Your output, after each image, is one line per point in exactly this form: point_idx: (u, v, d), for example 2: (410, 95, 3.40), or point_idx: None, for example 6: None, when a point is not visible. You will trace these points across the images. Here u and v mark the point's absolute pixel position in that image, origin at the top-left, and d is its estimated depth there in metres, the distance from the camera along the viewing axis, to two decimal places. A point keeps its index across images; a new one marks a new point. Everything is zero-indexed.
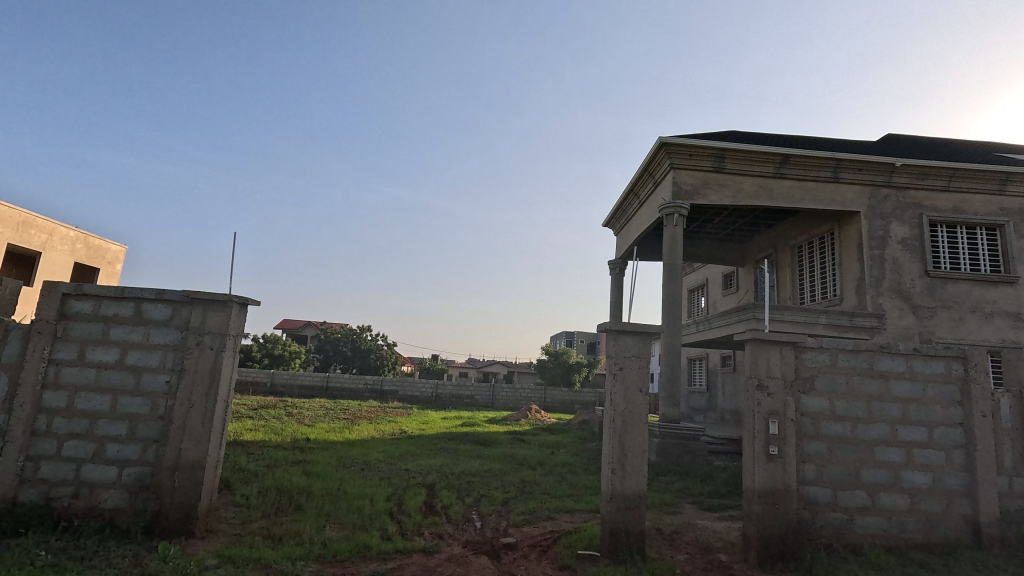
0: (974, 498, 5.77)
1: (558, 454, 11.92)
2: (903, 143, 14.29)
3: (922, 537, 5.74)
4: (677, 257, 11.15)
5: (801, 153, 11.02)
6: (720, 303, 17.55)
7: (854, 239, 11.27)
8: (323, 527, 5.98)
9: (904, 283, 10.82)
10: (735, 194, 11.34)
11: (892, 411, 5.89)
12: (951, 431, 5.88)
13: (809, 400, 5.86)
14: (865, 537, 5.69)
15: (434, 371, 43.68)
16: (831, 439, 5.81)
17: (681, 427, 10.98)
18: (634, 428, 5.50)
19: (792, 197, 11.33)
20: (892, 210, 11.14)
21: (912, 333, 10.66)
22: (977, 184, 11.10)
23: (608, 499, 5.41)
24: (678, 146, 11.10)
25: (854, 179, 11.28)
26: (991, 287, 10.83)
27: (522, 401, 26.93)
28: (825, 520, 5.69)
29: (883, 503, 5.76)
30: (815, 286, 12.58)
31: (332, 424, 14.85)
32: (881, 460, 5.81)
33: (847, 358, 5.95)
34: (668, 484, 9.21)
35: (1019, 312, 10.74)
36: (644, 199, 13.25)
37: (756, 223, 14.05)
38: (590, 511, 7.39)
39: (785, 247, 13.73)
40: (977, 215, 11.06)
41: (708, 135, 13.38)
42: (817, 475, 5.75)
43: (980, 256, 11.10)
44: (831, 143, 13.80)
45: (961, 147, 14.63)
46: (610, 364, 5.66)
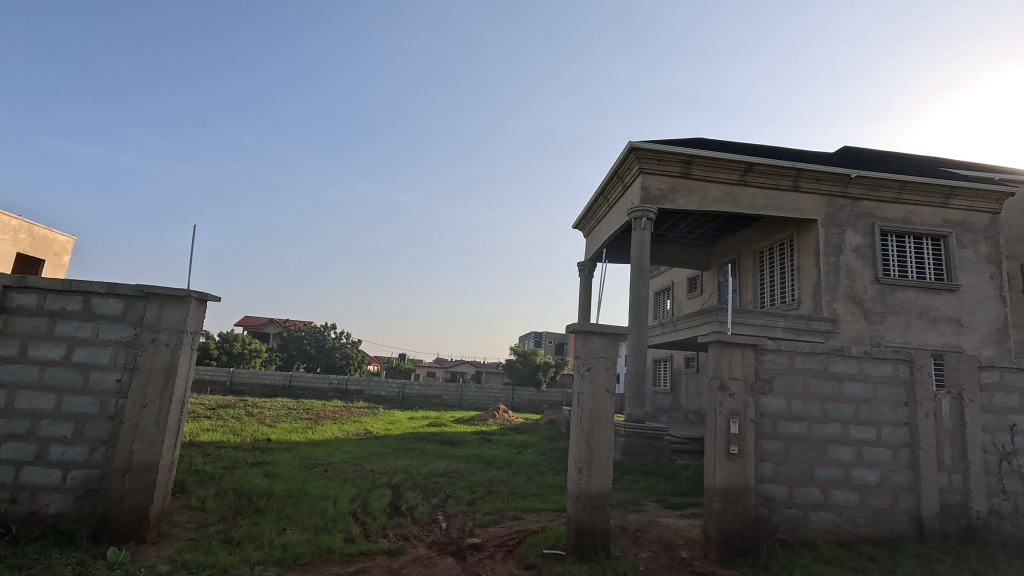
0: (918, 494, 6.09)
1: (526, 454, 11.95)
2: (859, 156, 14.97)
3: (870, 531, 6.01)
4: (644, 262, 11.38)
5: (764, 162, 11.42)
6: (685, 306, 18.00)
7: (812, 246, 11.73)
8: (284, 530, 5.83)
9: (857, 289, 11.34)
10: (701, 200, 11.65)
11: (844, 411, 6.16)
12: (898, 430, 6.19)
13: (768, 401, 6.07)
14: (818, 533, 5.92)
15: (401, 371, 43.28)
16: (788, 439, 6.03)
17: (645, 427, 11.18)
18: (601, 427, 5.58)
19: (755, 204, 11.70)
20: (847, 220, 11.64)
21: (863, 336, 11.16)
22: (924, 197, 11.73)
23: (574, 498, 5.46)
24: (647, 151, 11.31)
25: (812, 188, 11.72)
26: (936, 294, 11.45)
27: (489, 401, 26.90)
28: (781, 516, 5.90)
29: (836, 500, 6.01)
30: (775, 291, 13.03)
31: (293, 424, 14.48)
32: (834, 458, 6.07)
33: (804, 360, 6.18)
34: (632, 483, 9.38)
35: (961, 319, 11.39)
36: (613, 203, 13.49)
37: (720, 229, 14.45)
38: (556, 510, 7.45)
39: (747, 252, 14.18)
40: (924, 226, 11.69)
41: (676, 142, 13.70)
42: (775, 473, 5.96)
43: (926, 265, 11.72)
44: (791, 153, 14.32)
45: (911, 161, 15.41)
46: (579, 365, 5.72)
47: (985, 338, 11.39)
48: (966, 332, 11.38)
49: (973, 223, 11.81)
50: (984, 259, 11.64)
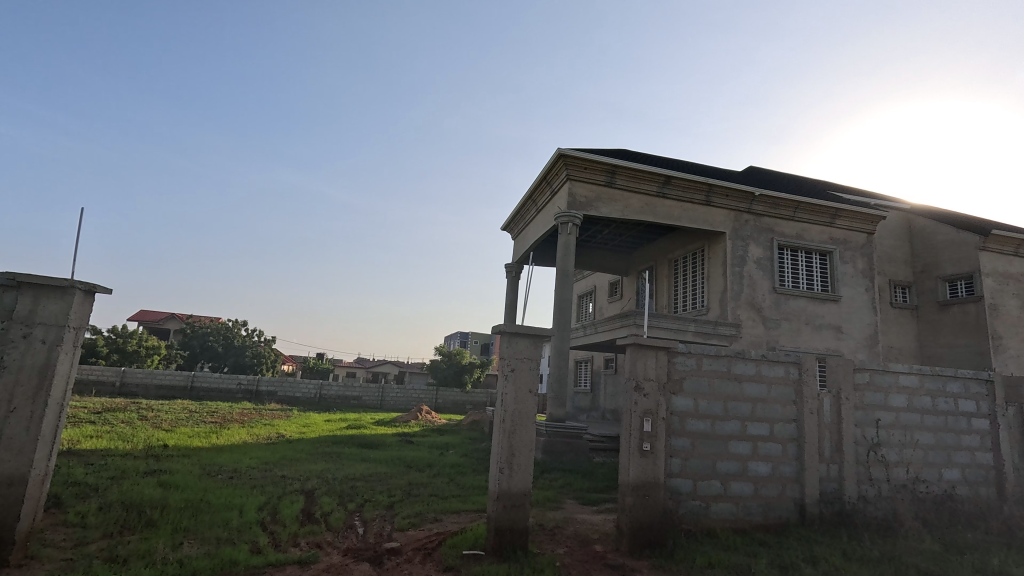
0: (802, 483, 6.77)
1: (448, 455, 11.86)
2: (762, 176, 16.39)
3: (761, 518, 6.60)
4: (569, 266, 11.73)
5: (681, 176, 12.19)
6: (605, 310, 18.75)
7: (720, 257, 12.67)
8: (180, 545, 5.37)
9: (757, 297, 12.40)
10: (623, 209, 12.20)
11: (743, 409, 6.72)
12: (787, 426, 6.85)
13: (678, 400, 6.49)
14: (717, 522, 6.41)
15: (319, 371, 41.35)
16: (694, 435, 6.48)
17: (565, 426, 11.51)
18: (523, 427, 5.67)
19: (671, 215, 12.45)
20: (750, 234, 12.71)
21: (761, 341, 12.23)
22: (814, 216, 13.07)
23: (494, 498, 5.51)
24: (575, 159, 11.68)
25: (721, 203, 12.66)
26: (822, 304, 12.80)
27: (412, 402, 26.41)
28: (686, 507, 6.32)
29: (733, 491, 6.54)
30: (687, 297, 13.93)
31: (195, 429, 13.35)
32: (733, 452, 6.60)
33: (710, 362, 6.67)
34: (552, 481, 9.61)
35: (841, 326, 12.81)
36: (541, 207, 13.77)
37: (640, 237, 15.21)
38: (476, 511, 7.47)
39: (663, 260, 15.04)
40: (814, 242, 13.03)
41: (602, 152, 14.25)
42: (682, 467, 6.37)
43: (814, 277, 13.05)
44: (705, 169, 15.39)
45: (804, 183, 17.11)
46: (503, 366, 5.79)
47: (859, 343, 12.89)
48: (844, 338, 12.81)
49: (852, 242, 13.33)
50: (861, 273, 13.18)
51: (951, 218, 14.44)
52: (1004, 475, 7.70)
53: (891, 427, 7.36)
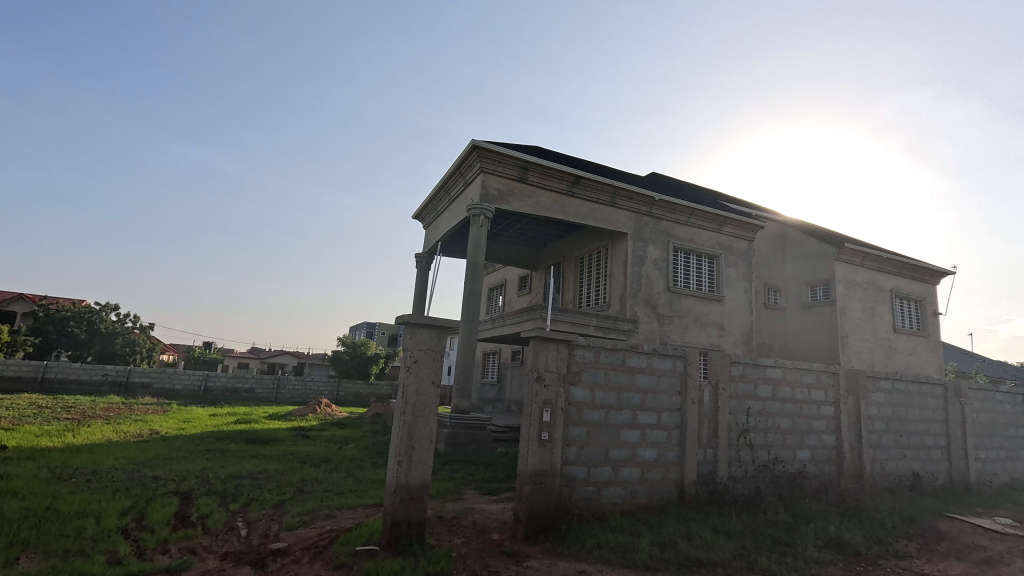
0: (683, 466, 7.37)
1: (346, 449, 11.41)
2: (663, 182, 17.54)
3: (646, 500, 7.09)
4: (479, 259, 11.75)
5: (589, 177, 12.67)
6: (514, 303, 19.07)
7: (622, 256, 13.38)
8: (16, 560, 4.64)
9: (653, 295, 13.28)
10: (534, 204, 12.45)
11: (635, 399, 7.17)
12: (672, 414, 7.42)
13: (576, 391, 6.76)
14: (607, 505, 6.79)
15: (205, 362, 37.82)
16: (590, 424, 6.80)
17: (469, 418, 11.55)
18: (424, 419, 5.60)
19: (579, 214, 12.91)
20: (649, 236, 13.55)
21: (655, 336, 13.12)
22: (705, 223, 14.23)
23: (391, 491, 5.39)
24: (489, 151, 11.71)
25: (625, 205, 13.36)
26: (708, 303, 14.00)
27: (311, 394, 25.06)
28: (579, 493, 6.62)
29: (623, 476, 6.96)
30: (591, 293, 14.57)
31: (44, 426, 11.59)
32: (624, 440, 7.02)
33: (607, 355, 7.03)
34: (453, 472, 9.61)
35: (723, 323, 14.11)
36: (453, 197, 13.62)
37: (549, 233, 15.62)
38: (373, 505, 7.27)
39: (570, 257, 15.57)
40: (703, 246, 14.20)
41: (516, 147, 14.42)
42: (577, 455, 6.67)
43: (703, 278, 14.22)
44: (612, 171, 16.14)
45: (698, 191, 18.56)
46: (406, 357, 5.66)
47: (737, 339, 14.29)
48: (725, 334, 14.13)
49: (735, 248, 14.72)
50: (741, 277, 14.60)
51: (815, 231, 16.44)
52: (843, 454, 8.96)
53: (758, 414, 8.26)
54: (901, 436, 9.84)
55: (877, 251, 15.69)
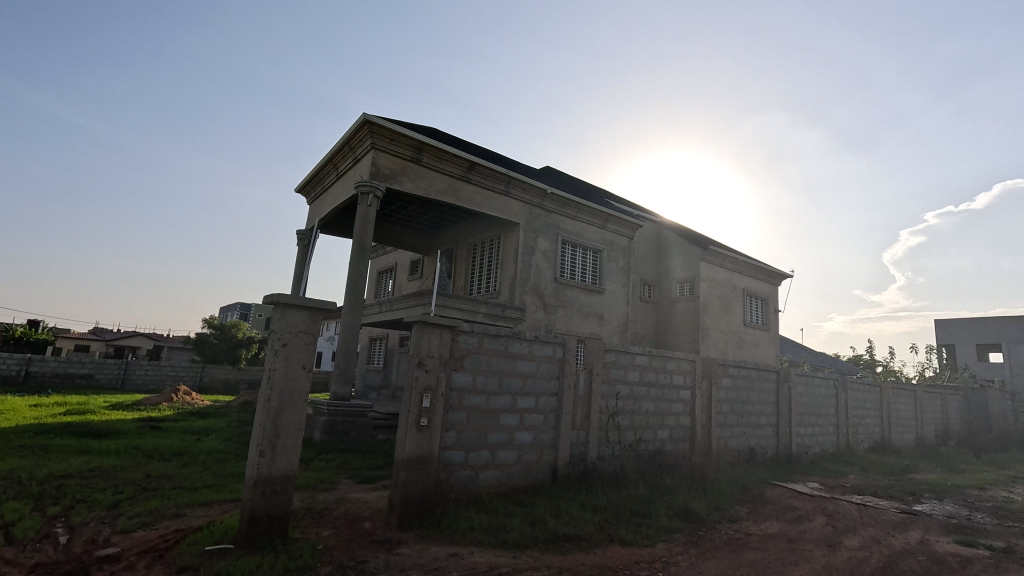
0: (557, 448, 7.74)
1: (206, 441, 10.33)
2: (555, 176, 18.12)
3: (521, 481, 7.33)
4: (366, 240, 11.24)
5: (484, 164, 12.68)
6: (405, 287, 18.58)
7: (513, 245, 13.62)
8: None
9: (540, 285, 13.71)
10: (427, 187, 12.16)
11: (515, 384, 7.35)
12: (550, 399, 7.74)
13: (458, 376, 6.76)
14: (483, 488, 6.90)
15: (29, 344, 31.95)
16: (470, 409, 6.84)
17: (350, 405, 11.05)
18: (292, 407, 5.22)
19: (473, 201, 12.88)
20: (540, 227, 13.93)
21: (540, 324, 13.58)
22: (591, 218, 14.97)
23: (251, 485, 4.96)
24: (381, 128, 11.20)
25: (518, 195, 13.57)
26: (591, 295, 14.79)
27: (168, 381, 22.34)
28: (456, 477, 6.65)
29: (500, 459, 7.12)
30: (481, 280, 14.66)
31: None
32: (502, 424, 7.18)
33: (490, 341, 7.11)
34: (328, 462, 9.14)
35: (603, 314, 15.01)
36: (342, 173, 12.84)
37: (443, 218, 15.39)
38: (232, 501, 6.65)
39: (463, 243, 15.51)
40: (589, 241, 14.95)
41: (412, 127, 13.97)
42: (455, 440, 6.68)
43: (587, 271, 14.98)
44: (508, 161, 16.31)
45: (588, 188, 19.46)
46: (273, 340, 5.21)
47: (615, 329, 15.31)
48: (604, 324, 15.06)
49: (617, 244, 15.70)
50: (621, 271, 15.62)
51: (686, 232, 18.08)
52: (696, 433, 10.02)
53: (626, 398, 8.92)
54: (742, 416, 11.25)
55: (734, 254, 17.68)
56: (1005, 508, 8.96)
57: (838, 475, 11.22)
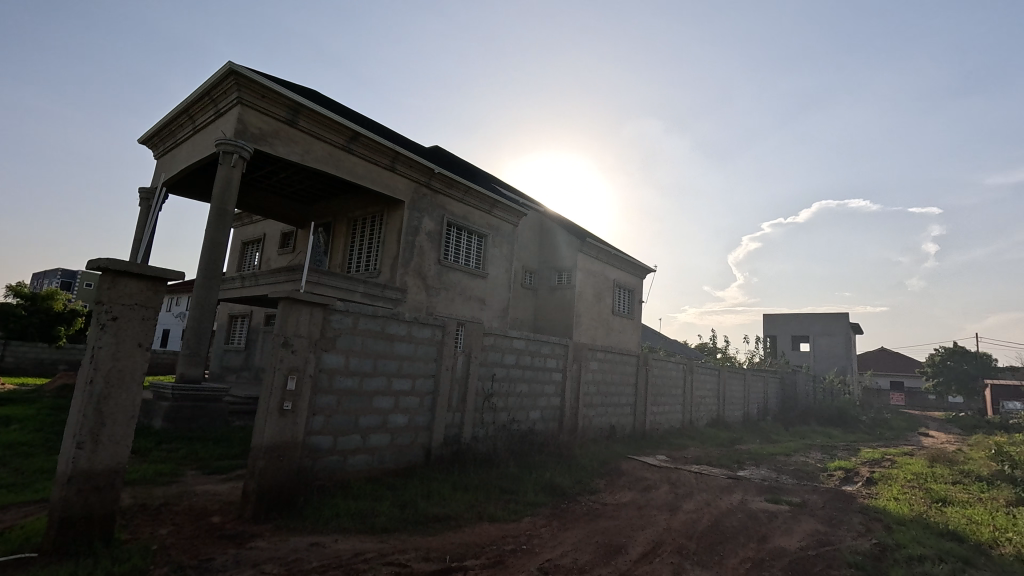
0: (431, 430, 7.69)
1: (4, 432, 8.54)
2: (444, 157, 17.81)
3: (393, 465, 7.17)
4: (229, 206, 10.14)
5: (369, 135, 12.01)
6: (274, 261, 17.03)
7: (396, 224, 13.15)
8: None
9: (423, 266, 13.43)
10: (304, 153, 11.20)
11: (391, 366, 7.14)
12: (426, 381, 7.65)
13: (328, 357, 6.36)
14: (352, 474, 6.62)
15: None
16: (341, 392, 6.50)
17: (201, 389, 9.88)
18: (122, 391, 4.49)
19: (355, 173, 12.15)
20: (425, 207, 13.60)
21: (421, 306, 13.34)
22: (478, 202, 14.97)
23: (63, 482, 4.19)
24: (250, 81, 10.04)
25: (404, 172, 13.07)
26: (473, 279, 14.86)
27: None
28: (322, 463, 6.29)
29: (371, 443, 6.88)
30: (361, 258, 13.96)
31: None
32: (375, 406, 6.94)
33: (366, 321, 6.80)
34: (171, 452, 8.10)
35: (484, 298, 15.18)
36: (200, 126, 11.29)
37: (321, 189, 14.32)
38: (38, 502, 5.59)
39: (342, 218, 14.60)
40: (475, 225, 14.96)
41: (289, 86, 12.74)
42: (323, 425, 6.31)
43: (471, 255, 15.00)
44: (395, 135, 15.63)
45: (476, 172, 19.43)
46: (98, 313, 4.42)
47: (495, 313, 15.59)
48: (485, 308, 15.26)
49: (502, 230, 15.94)
50: (504, 257, 15.91)
51: (566, 224, 18.94)
52: (564, 413, 10.64)
53: (501, 380, 9.15)
54: (606, 397, 12.18)
55: (608, 247, 18.95)
56: (802, 470, 10.87)
57: (681, 448, 12.70)
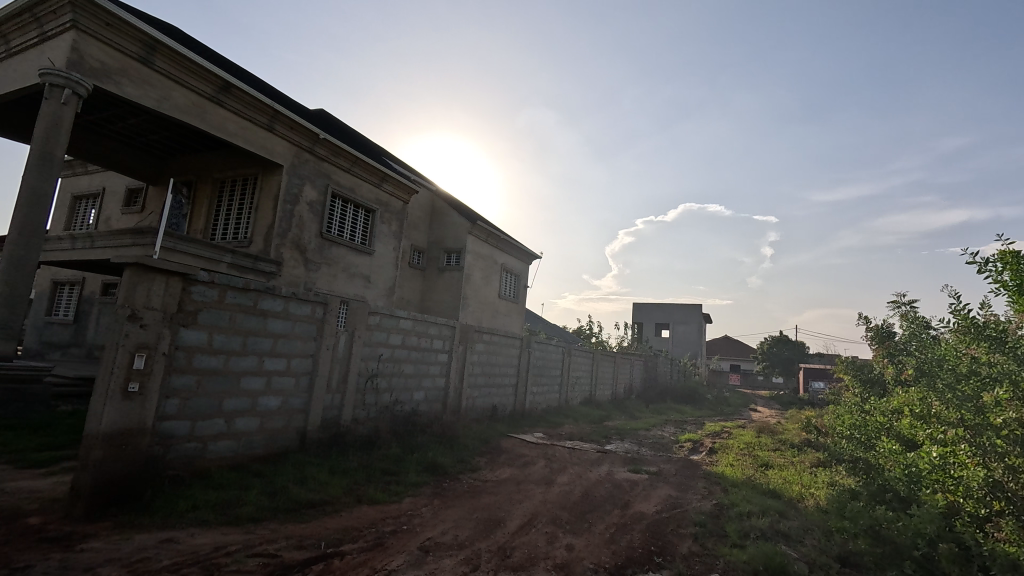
0: (308, 412, 7.25)
1: None
2: (331, 122, 16.60)
3: (262, 450, 6.64)
4: (58, 152, 8.49)
5: (243, 88, 10.75)
6: (117, 221, 14.62)
7: (273, 190, 12.00)
8: None
9: (302, 238, 12.46)
10: (160, 99, 9.71)
11: (263, 344, 6.56)
12: (304, 361, 7.16)
13: (187, 334, 5.66)
14: (213, 461, 6.00)
15: None
16: (202, 372, 5.83)
17: (13, 368, 8.22)
18: None
19: (224, 128, 10.82)
20: (307, 174, 12.58)
21: (299, 281, 12.41)
22: (367, 174, 14.21)
23: None
24: (89, 4, 8.39)
25: (284, 134, 11.91)
26: (358, 255, 14.15)
27: None
28: (177, 451, 5.61)
29: (237, 427, 6.29)
30: (229, 225, 12.55)
31: None
32: (243, 388, 6.35)
33: (235, 295, 6.15)
34: None
35: (370, 276, 14.56)
36: (17, 50, 9.23)
37: (181, 142, 12.53)
38: None
39: (207, 178, 12.95)
40: (363, 198, 14.20)
41: (143, 17, 10.90)
42: (179, 409, 5.62)
43: (357, 229, 14.25)
44: (275, 92, 14.19)
45: (366, 143, 18.42)
46: None
47: (381, 292, 15.05)
48: (370, 287, 14.65)
49: (391, 206, 15.34)
50: (392, 234, 15.36)
51: (458, 205, 18.80)
52: (449, 394, 10.68)
53: (386, 361, 8.90)
54: (489, 378, 12.46)
55: (497, 232, 19.21)
56: (659, 442, 12.17)
57: (556, 425, 13.48)
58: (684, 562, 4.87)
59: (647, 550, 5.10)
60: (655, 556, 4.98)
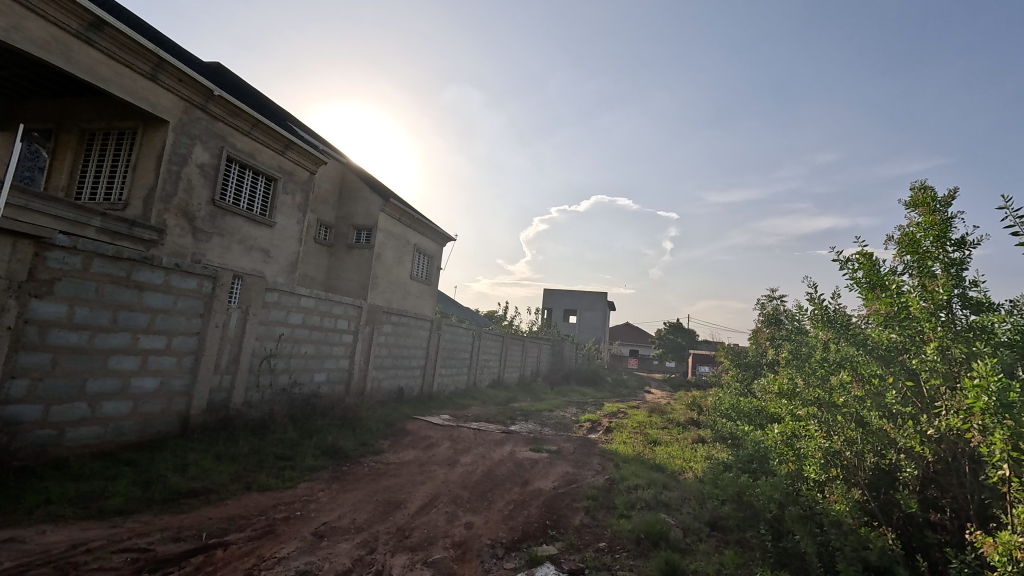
0: (191, 395, 6.66)
1: None
2: (229, 79, 15.10)
3: (135, 436, 5.99)
4: None
5: (120, 30, 9.38)
6: None
7: (155, 148, 10.70)
8: None
9: (191, 205, 11.28)
10: (10, 28, 8.27)
11: (137, 320, 5.89)
12: (187, 339, 6.55)
13: (40, 306, 4.93)
14: (73, 450, 5.31)
15: None
16: (59, 350, 5.12)
17: None
18: None
19: (95, 72, 9.43)
20: (198, 133, 11.34)
21: (185, 252, 11.25)
22: (269, 139, 13.10)
23: None
24: None
25: (170, 86, 10.61)
26: (257, 226, 13.10)
27: None
28: (25, 439, 4.90)
29: (104, 412, 5.62)
30: (99, 183, 11.02)
31: None
32: (112, 368, 5.66)
33: (102, 264, 5.44)
34: None
35: (270, 250, 13.57)
36: None
37: (37, 83, 10.73)
38: None
39: (71, 127, 11.24)
40: (263, 164, 13.11)
41: None
42: (28, 391, 4.90)
43: (256, 199, 13.16)
44: (161, 38, 12.60)
45: (269, 105, 17.01)
46: None
47: (282, 268, 14.09)
48: (270, 262, 13.65)
49: (296, 175, 14.32)
50: (296, 206, 14.39)
51: (370, 180, 18.04)
52: (352, 375, 10.32)
53: (284, 341, 8.39)
54: (396, 360, 12.22)
55: (411, 211, 18.71)
56: (561, 422, 12.73)
57: (463, 408, 13.57)
58: (577, 533, 5.19)
59: (543, 524, 5.35)
60: (550, 529, 5.25)
